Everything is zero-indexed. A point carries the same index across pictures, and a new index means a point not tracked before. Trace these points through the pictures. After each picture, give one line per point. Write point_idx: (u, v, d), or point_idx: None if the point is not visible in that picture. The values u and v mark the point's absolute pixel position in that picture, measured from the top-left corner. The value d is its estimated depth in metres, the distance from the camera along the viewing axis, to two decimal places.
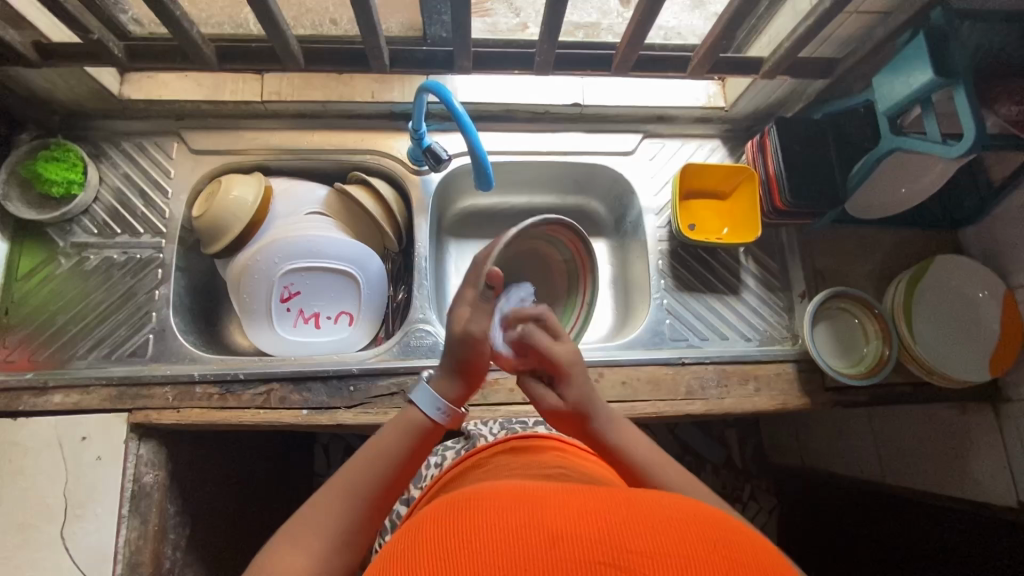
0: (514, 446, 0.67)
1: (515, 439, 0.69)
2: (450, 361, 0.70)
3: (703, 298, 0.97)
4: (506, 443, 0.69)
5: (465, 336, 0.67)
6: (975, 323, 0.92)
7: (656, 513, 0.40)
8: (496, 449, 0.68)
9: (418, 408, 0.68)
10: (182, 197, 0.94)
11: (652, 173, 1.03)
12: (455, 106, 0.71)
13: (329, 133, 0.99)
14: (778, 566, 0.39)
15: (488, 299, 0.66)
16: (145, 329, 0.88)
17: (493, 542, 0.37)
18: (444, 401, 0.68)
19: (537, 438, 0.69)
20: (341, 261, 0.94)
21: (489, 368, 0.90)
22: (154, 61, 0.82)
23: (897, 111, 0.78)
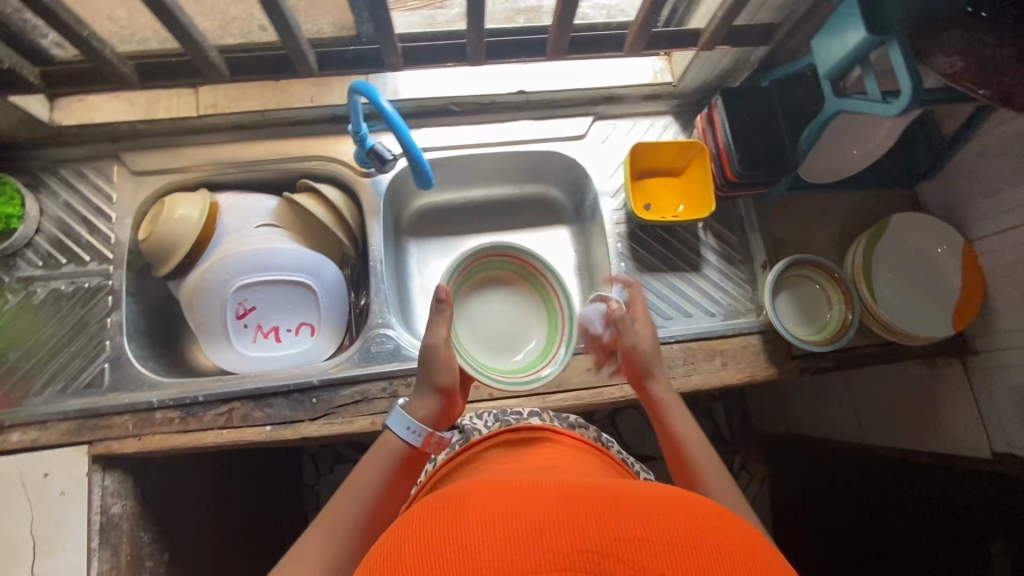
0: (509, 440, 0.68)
1: (499, 433, 0.70)
2: (423, 382, 0.72)
3: (664, 277, 0.97)
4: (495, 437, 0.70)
5: (428, 349, 0.70)
6: (935, 279, 0.92)
7: (643, 505, 0.41)
8: (480, 445, 0.69)
9: (393, 431, 0.68)
10: (126, 220, 0.92)
11: (605, 156, 1.02)
12: (382, 107, 0.71)
13: (272, 142, 0.96)
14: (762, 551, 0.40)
15: (439, 306, 0.70)
16: (100, 358, 0.86)
17: (484, 539, 0.38)
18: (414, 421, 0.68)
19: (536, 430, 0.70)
20: (295, 271, 0.92)
21: None
22: (77, 85, 0.80)
23: (838, 73, 0.77)
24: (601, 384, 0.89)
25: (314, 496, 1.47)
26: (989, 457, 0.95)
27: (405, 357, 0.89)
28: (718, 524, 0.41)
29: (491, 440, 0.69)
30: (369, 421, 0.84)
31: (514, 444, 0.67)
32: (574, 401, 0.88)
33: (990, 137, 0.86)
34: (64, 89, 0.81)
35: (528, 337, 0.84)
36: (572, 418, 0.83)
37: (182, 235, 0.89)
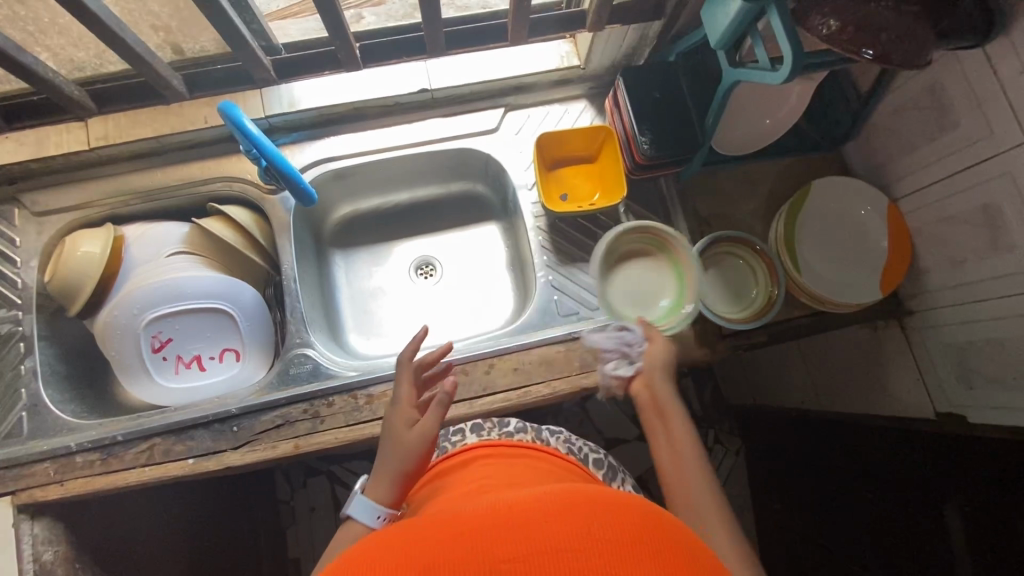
0: (441, 469, 0.74)
1: (438, 465, 0.75)
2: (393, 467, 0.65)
3: (588, 266, 0.94)
4: (432, 471, 0.75)
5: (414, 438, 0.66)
6: (862, 246, 0.89)
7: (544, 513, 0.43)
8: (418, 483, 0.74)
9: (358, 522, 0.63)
10: (32, 263, 0.90)
11: (520, 148, 0.99)
12: (245, 128, 0.74)
13: (173, 168, 0.94)
14: (662, 526, 0.43)
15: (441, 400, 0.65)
16: (17, 407, 0.85)
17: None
18: (382, 507, 0.64)
19: (477, 450, 0.75)
20: (208, 298, 0.90)
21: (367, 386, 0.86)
22: None
23: (730, 43, 0.74)
24: (527, 383, 0.87)
25: (289, 511, 1.47)
26: (932, 418, 0.93)
27: (326, 375, 0.88)
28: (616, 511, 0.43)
29: (429, 473, 0.74)
30: (292, 444, 0.83)
31: (452, 470, 0.72)
32: (501, 403, 0.86)
33: (901, 91, 0.83)
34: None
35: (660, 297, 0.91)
36: (513, 423, 0.82)
37: (86, 272, 0.86)
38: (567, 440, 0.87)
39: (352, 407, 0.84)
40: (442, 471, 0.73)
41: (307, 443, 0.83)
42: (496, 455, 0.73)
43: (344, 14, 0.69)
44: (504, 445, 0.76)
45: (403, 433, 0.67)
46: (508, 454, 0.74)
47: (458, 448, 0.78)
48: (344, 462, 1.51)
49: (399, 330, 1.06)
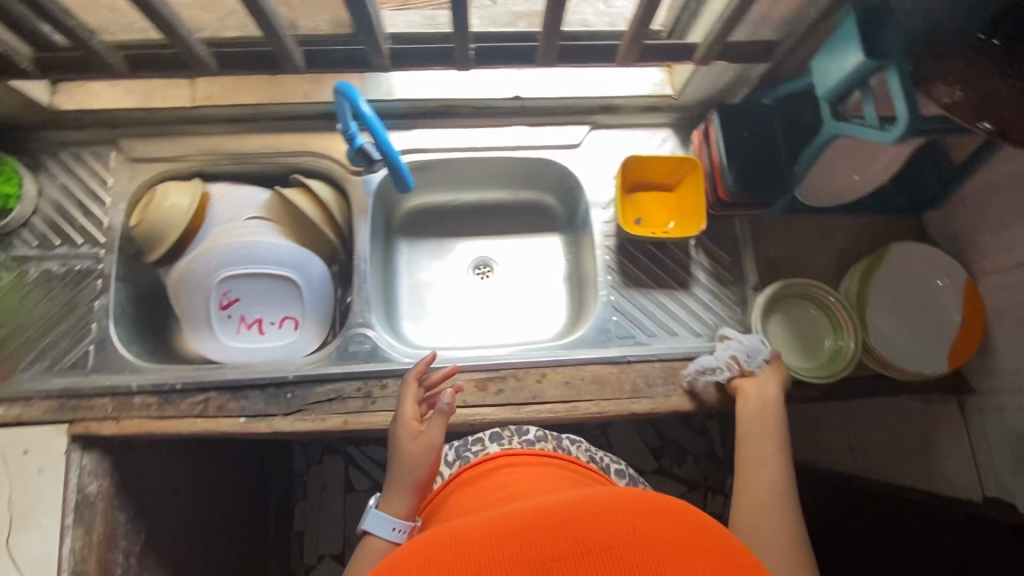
0: (465, 480, 0.76)
1: (466, 472, 0.77)
2: (406, 480, 0.73)
3: (651, 293, 0.95)
4: (458, 479, 0.77)
5: (427, 448, 0.74)
6: (934, 315, 0.88)
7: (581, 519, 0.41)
8: (446, 492, 0.76)
9: (377, 534, 0.71)
10: (120, 206, 0.94)
11: (599, 166, 1.00)
12: (361, 109, 0.75)
13: (266, 136, 0.97)
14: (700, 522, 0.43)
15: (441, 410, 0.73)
16: (86, 340, 0.88)
17: None
18: (398, 519, 0.72)
19: (495, 458, 0.77)
20: (280, 265, 0.93)
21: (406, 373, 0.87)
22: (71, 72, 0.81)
23: (837, 97, 0.75)
24: (576, 399, 0.88)
25: (302, 485, 1.48)
26: (978, 501, 0.92)
27: (382, 358, 0.89)
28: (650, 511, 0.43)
29: (458, 480, 0.76)
30: (341, 419, 0.84)
31: (480, 478, 0.74)
32: (548, 413, 0.86)
33: (998, 169, 0.82)
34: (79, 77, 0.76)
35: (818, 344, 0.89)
36: (533, 432, 0.84)
37: (170, 222, 0.90)
38: (588, 450, 0.88)
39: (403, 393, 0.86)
40: (469, 479, 0.75)
41: (356, 421, 0.84)
42: (521, 464, 0.76)
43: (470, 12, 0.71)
44: (536, 455, 0.77)
45: (408, 449, 0.75)
46: (532, 461, 0.76)
47: (480, 456, 0.80)
48: (362, 445, 1.51)
49: (451, 325, 1.07)
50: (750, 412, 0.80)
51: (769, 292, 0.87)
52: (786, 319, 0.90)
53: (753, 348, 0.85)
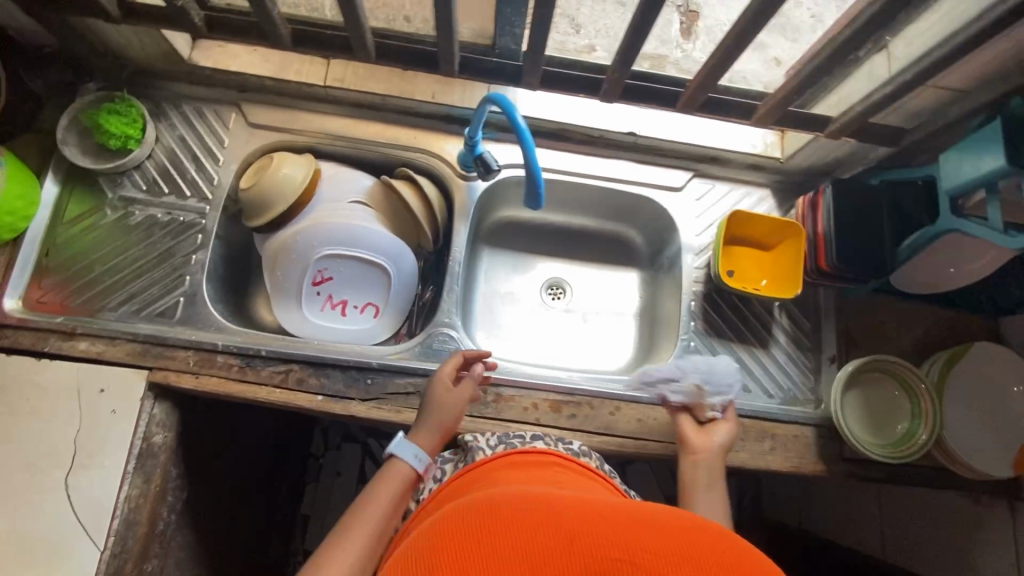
0: (513, 461, 0.68)
1: (513, 454, 0.70)
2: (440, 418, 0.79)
3: (730, 346, 0.96)
4: (502, 458, 0.70)
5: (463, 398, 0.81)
6: (1006, 419, 0.88)
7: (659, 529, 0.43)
8: (489, 467, 0.68)
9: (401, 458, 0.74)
10: (231, 166, 0.95)
11: (697, 213, 1.02)
12: (517, 120, 0.77)
13: (384, 126, 0.99)
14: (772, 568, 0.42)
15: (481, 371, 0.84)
16: (178, 291, 0.89)
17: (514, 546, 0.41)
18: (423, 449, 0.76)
19: (540, 455, 0.70)
20: (376, 253, 0.94)
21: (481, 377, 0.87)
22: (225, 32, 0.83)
23: (961, 192, 0.76)
24: (646, 437, 0.88)
25: (316, 468, 1.47)
26: None
27: None
28: (724, 542, 0.43)
29: (502, 460, 0.69)
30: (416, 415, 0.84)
31: (527, 466, 0.67)
32: (616, 446, 0.87)
33: None
34: (244, 41, 0.77)
35: (892, 425, 0.89)
36: (576, 445, 0.82)
37: (285, 190, 0.91)
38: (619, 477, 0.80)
39: (480, 400, 0.86)
40: (521, 462, 0.67)
41: None
42: (576, 474, 0.69)
43: (639, 51, 0.71)
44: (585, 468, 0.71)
45: (444, 397, 0.81)
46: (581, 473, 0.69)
47: (527, 444, 0.77)
48: (382, 438, 1.49)
49: (518, 339, 1.08)
50: (697, 466, 0.81)
51: (853, 366, 0.88)
52: (862, 394, 0.91)
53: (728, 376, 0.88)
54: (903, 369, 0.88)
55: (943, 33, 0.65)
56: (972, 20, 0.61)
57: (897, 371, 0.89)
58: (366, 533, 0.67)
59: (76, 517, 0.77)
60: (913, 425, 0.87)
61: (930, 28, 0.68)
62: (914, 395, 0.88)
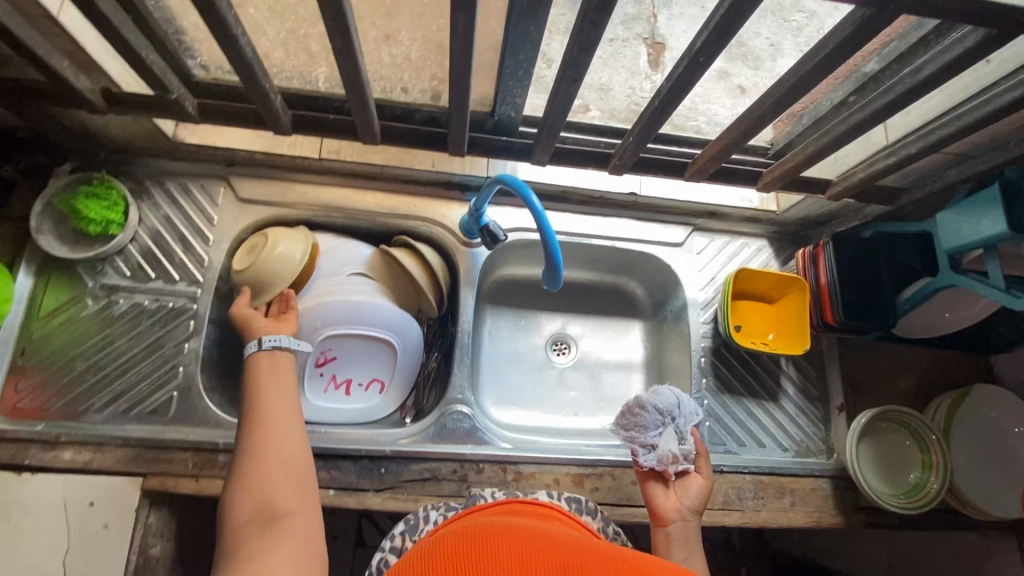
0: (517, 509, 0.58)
1: (514, 502, 0.60)
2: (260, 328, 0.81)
3: (743, 402, 0.96)
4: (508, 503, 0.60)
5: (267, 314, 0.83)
6: (1010, 461, 0.91)
7: None
8: (489, 509, 0.58)
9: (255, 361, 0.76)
10: (222, 245, 0.90)
11: (699, 267, 1.03)
12: (533, 204, 0.75)
13: (384, 196, 0.96)
14: None
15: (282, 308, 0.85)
16: (171, 385, 0.83)
17: None
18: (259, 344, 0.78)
19: (538, 506, 0.60)
20: (381, 328, 0.90)
21: (499, 457, 0.85)
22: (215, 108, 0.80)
23: (961, 251, 0.79)
24: None
25: None
26: None
27: (479, 440, 0.87)
28: None
29: (504, 507, 0.59)
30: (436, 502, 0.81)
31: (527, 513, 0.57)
32: (642, 518, 0.85)
33: None
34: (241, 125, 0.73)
35: (903, 475, 0.90)
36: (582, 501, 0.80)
37: (281, 268, 0.86)
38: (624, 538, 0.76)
39: (500, 480, 0.83)
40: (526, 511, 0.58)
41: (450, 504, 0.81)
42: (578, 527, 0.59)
43: (665, 119, 0.67)
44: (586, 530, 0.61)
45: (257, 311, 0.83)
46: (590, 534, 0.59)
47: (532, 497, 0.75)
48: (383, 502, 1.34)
49: (526, 400, 1.06)
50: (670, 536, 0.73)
51: (866, 417, 0.89)
52: (874, 443, 0.92)
53: (653, 420, 0.77)
54: (912, 418, 0.90)
55: (942, 110, 0.68)
56: (971, 103, 0.64)
57: (906, 420, 0.91)
58: (263, 409, 0.68)
59: None
60: (924, 475, 0.88)
61: (927, 104, 0.70)
62: (923, 444, 0.90)
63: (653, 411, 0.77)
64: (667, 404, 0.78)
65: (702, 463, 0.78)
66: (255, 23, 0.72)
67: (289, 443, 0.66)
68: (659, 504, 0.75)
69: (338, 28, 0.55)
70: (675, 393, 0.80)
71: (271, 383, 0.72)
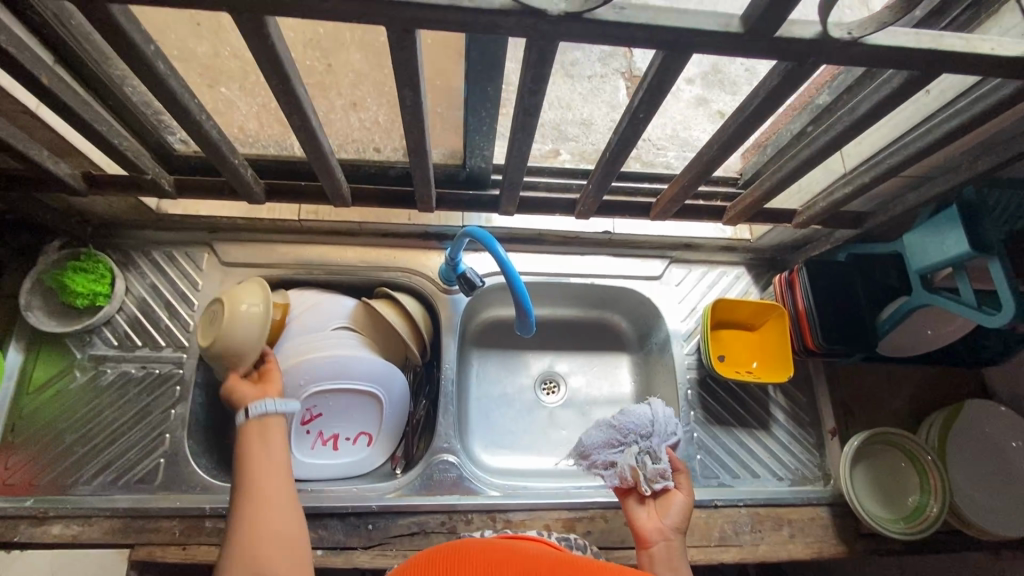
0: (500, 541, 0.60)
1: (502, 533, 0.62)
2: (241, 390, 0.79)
3: (733, 432, 0.96)
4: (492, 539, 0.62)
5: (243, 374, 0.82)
6: (1011, 477, 0.89)
7: None
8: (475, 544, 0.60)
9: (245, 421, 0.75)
10: (207, 309, 0.92)
11: (679, 299, 1.03)
12: (499, 256, 0.78)
13: (364, 250, 0.99)
14: None
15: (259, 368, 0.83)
16: (157, 452, 0.84)
17: None
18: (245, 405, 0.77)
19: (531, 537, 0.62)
20: (366, 381, 0.91)
21: (489, 507, 0.84)
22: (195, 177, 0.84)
23: (931, 271, 0.79)
24: None
25: None
26: None
27: (468, 489, 0.86)
28: None
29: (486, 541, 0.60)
30: None
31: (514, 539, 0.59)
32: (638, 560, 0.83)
33: None
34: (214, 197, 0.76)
35: (901, 498, 0.88)
36: (571, 538, 0.80)
37: (240, 327, 0.81)
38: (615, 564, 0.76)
39: (490, 530, 0.83)
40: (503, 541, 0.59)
41: None
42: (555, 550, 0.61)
43: (619, 165, 0.69)
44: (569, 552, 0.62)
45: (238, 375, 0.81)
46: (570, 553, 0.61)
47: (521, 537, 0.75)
48: None
49: (518, 443, 1.05)
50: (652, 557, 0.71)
51: (858, 441, 0.88)
52: (868, 468, 0.90)
53: (612, 440, 0.84)
54: (907, 439, 0.89)
55: (888, 139, 0.70)
56: (916, 132, 0.65)
57: (900, 441, 0.89)
58: (253, 478, 0.68)
59: None
60: (922, 497, 0.87)
61: (877, 133, 0.72)
62: (920, 465, 0.88)
63: (610, 431, 0.84)
64: (627, 423, 0.83)
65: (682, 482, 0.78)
66: (229, 100, 0.78)
67: (280, 516, 0.65)
68: (639, 523, 0.75)
69: (294, 109, 0.58)
70: (645, 413, 0.83)
71: (261, 449, 0.72)
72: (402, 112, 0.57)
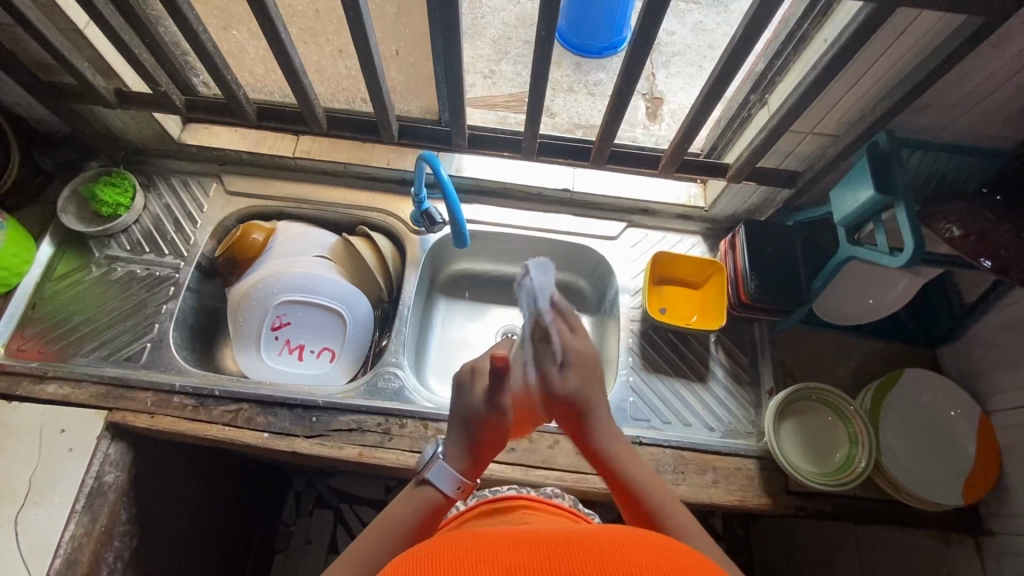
0: (494, 509, 0.67)
1: (484, 504, 0.69)
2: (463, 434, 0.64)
3: (669, 380, 0.99)
4: (479, 508, 0.69)
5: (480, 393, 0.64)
6: (949, 448, 0.89)
7: (604, 538, 0.42)
8: (465, 518, 0.67)
9: (434, 485, 0.61)
10: (207, 228, 1.06)
11: (632, 259, 1.09)
12: (443, 178, 0.89)
13: (347, 191, 1.11)
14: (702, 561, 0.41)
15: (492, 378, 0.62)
16: (145, 338, 0.97)
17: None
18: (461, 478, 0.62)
19: (513, 501, 0.68)
20: (334, 299, 1.02)
21: (427, 416, 0.91)
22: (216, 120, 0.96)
23: (852, 223, 0.83)
24: (585, 472, 0.90)
25: (286, 537, 1.31)
26: None
27: (406, 399, 0.94)
28: (672, 554, 0.40)
29: (473, 512, 0.68)
30: (357, 450, 0.88)
31: (500, 513, 0.66)
32: (554, 480, 0.88)
33: (1003, 311, 0.87)
34: (216, 117, 0.93)
35: (835, 456, 0.89)
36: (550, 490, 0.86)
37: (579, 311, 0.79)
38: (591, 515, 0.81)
39: (421, 435, 0.90)
40: (490, 512, 0.67)
41: (371, 455, 0.88)
42: (544, 511, 0.66)
43: (546, 99, 0.80)
44: (547, 503, 0.69)
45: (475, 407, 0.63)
46: (548, 510, 0.66)
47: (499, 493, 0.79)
48: (357, 503, 1.32)
49: None
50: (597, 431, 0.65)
51: (782, 395, 0.90)
52: (797, 427, 0.92)
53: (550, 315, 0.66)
54: (833, 396, 0.90)
55: (795, 86, 0.77)
56: (810, 74, 0.72)
57: (826, 400, 0.91)
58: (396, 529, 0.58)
59: (19, 556, 0.79)
60: (850, 454, 0.87)
61: (790, 84, 0.79)
62: (847, 422, 0.89)
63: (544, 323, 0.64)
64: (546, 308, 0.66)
65: (560, 393, 0.64)
66: (240, 45, 0.93)
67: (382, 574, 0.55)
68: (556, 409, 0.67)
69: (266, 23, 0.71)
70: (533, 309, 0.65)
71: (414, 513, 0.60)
72: (346, 9, 0.70)
